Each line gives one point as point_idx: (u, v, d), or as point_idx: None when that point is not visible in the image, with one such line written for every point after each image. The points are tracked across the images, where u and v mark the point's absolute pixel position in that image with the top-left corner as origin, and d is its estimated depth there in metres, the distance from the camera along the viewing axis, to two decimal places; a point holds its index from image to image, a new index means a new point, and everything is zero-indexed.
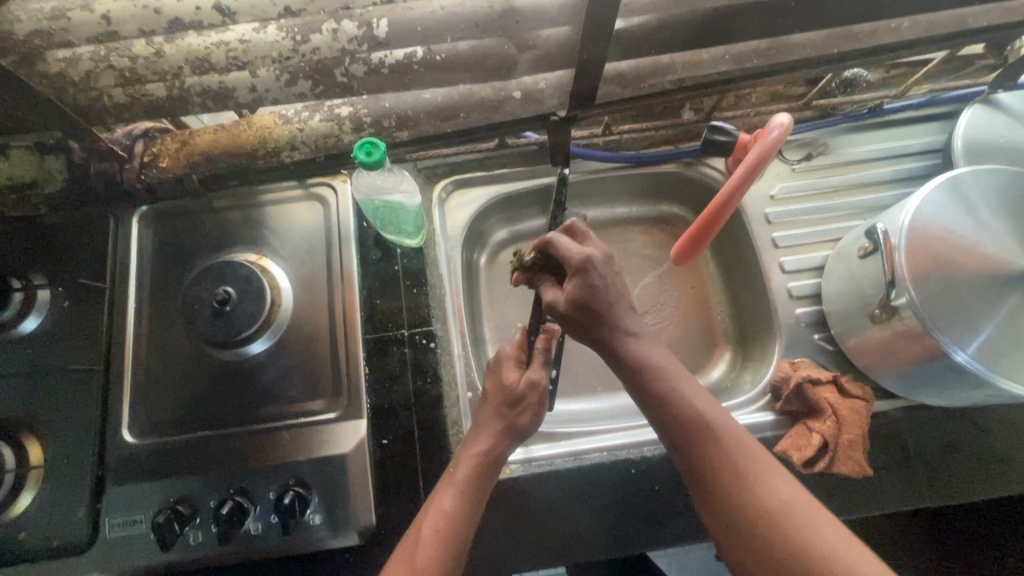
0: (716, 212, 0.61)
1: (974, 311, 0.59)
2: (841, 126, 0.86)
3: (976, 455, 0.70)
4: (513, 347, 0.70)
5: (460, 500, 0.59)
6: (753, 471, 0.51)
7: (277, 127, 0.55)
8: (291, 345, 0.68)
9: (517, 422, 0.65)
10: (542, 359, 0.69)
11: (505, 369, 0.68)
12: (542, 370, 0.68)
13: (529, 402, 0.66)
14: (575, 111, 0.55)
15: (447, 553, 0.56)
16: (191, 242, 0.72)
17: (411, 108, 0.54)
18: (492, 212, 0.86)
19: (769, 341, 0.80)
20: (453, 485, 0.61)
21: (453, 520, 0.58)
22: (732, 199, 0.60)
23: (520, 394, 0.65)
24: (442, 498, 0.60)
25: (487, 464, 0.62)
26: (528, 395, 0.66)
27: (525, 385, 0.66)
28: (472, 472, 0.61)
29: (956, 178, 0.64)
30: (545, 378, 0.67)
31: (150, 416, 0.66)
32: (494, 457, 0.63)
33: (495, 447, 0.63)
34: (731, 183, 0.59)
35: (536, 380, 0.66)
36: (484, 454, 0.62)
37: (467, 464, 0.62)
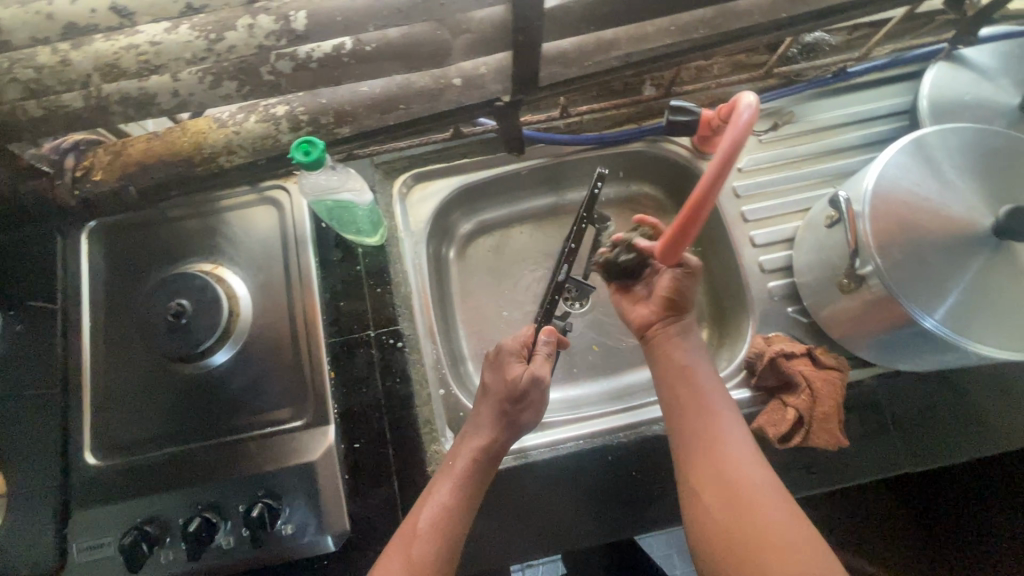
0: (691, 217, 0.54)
1: (941, 274, 0.58)
2: (806, 93, 0.84)
3: (952, 418, 0.70)
4: (515, 341, 0.68)
5: (457, 492, 0.59)
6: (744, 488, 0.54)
7: (212, 131, 0.53)
8: (254, 354, 0.67)
9: (518, 419, 0.64)
10: (545, 354, 0.66)
11: (507, 364, 0.66)
12: (546, 366, 0.65)
13: (532, 398, 0.64)
14: (519, 95, 0.54)
15: (442, 548, 0.56)
16: (143, 255, 0.70)
17: (349, 102, 0.52)
18: (456, 204, 0.84)
19: (744, 317, 0.79)
20: (451, 478, 0.60)
21: (451, 514, 0.58)
22: (708, 198, 0.52)
23: (522, 390, 0.64)
24: (439, 490, 0.59)
25: (490, 456, 0.62)
26: (529, 391, 0.64)
27: (527, 382, 0.64)
28: (472, 463, 0.61)
29: (920, 139, 0.63)
30: (549, 375, 0.64)
31: (116, 436, 0.64)
32: (494, 452, 0.62)
33: (495, 440, 0.62)
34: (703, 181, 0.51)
35: (540, 377, 0.64)
36: (485, 446, 0.62)
37: (466, 456, 0.61)
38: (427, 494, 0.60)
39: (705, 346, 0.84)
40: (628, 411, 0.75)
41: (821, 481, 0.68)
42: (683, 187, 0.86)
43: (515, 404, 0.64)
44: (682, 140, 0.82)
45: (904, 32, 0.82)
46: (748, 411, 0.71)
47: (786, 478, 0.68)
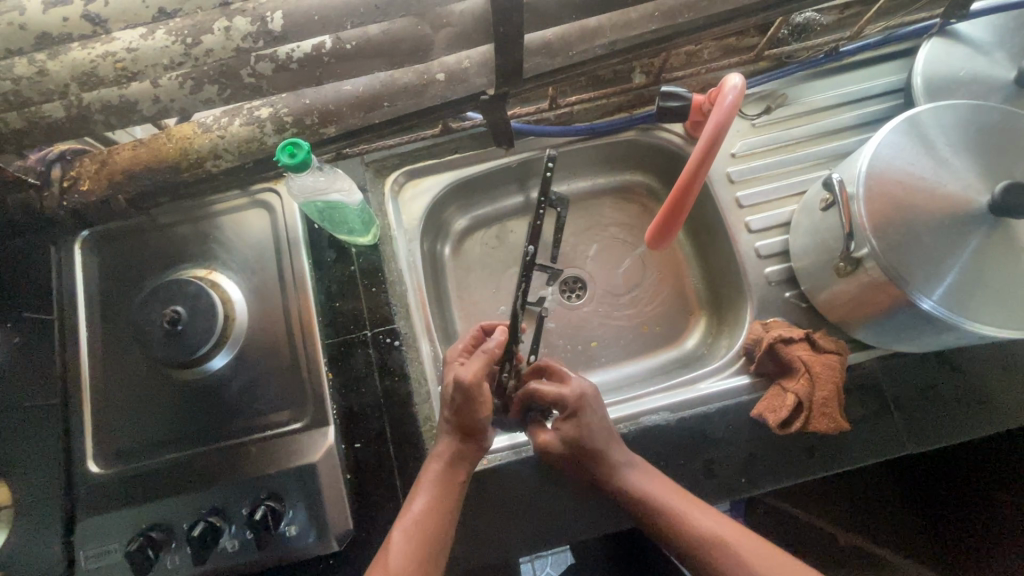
0: (682, 192, 0.59)
1: (938, 254, 0.57)
2: (799, 75, 0.83)
3: (955, 397, 0.69)
4: (460, 348, 0.68)
5: (428, 508, 0.59)
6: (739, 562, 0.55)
7: (197, 136, 0.53)
8: (252, 358, 0.67)
9: (464, 422, 0.62)
10: (478, 355, 0.64)
11: (449, 369, 0.66)
12: (472, 364, 0.62)
13: (465, 399, 0.60)
14: (504, 88, 0.53)
15: (421, 553, 0.56)
16: (138, 262, 0.70)
17: (333, 102, 0.51)
18: (449, 200, 0.84)
19: (742, 304, 0.78)
20: (426, 486, 0.61)
21: (421, 531, 0.57)
22: (697, 179, 0.58)
23: (453, 396, 0.62)
24: (414, 504, 0.60)
25: (462, 460, 0.62)
26: (459, 400, 0.61)
27: (453, 386, 0.61)
28: (445, 471, 0.61)
29: (914, 117, 0.62)
30: (468, 372, 0.60)
31: (117, 443, 0.65)
32: (462, 457, 0.62)
33: (465, 445, 0.63)
34: (693, 158, 0.57)
35: (464, 378, 0.60)
36: (448, 454, 0.62)
37: (438, 469, 0.62)
38: (404, 509, 0.60)
39: (704, 334, 0.84)
40: (627, 401, 0.74)
41: (823, 466, 0.68)
42: (676, 175, 0.85)
43: (457, 412, 0.62)
44: (674, 127, 0.81)
45: (896, 9, 0.81)
46: (747, 398, 0.71)
47: (787, 463, 0.68)
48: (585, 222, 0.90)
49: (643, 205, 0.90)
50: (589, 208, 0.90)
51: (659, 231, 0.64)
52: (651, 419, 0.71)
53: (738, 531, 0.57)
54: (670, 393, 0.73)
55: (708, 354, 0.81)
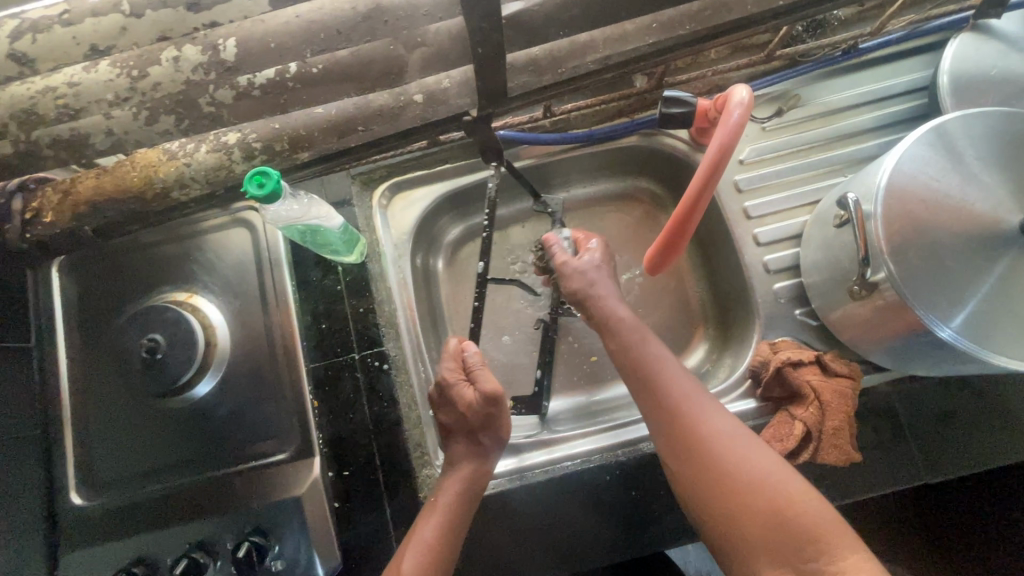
0: (687, 209, 0.54)
1: (960, 280, 0.53)
2: (815, 73, 0.77)
3: (975, 423, 0.66)
4: (452, 370, 0.69)
5: (442, 530, 0.59)
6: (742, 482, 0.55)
7: (162, 164, 0.49)
8: (236, 385, 0.65)
9: (495, 435, 0.67)
10: (480, 365, 0.69)
11: (458, 390, 0.67)
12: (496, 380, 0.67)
13: (495, 414, 0.67)
14: (489, 108, 0.49)
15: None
16: (118, 286, 0.67)
17: (304, 126, 0.48)
18: (440, 211, 0.80)
19: (748, 321, 0.74)
20: (436, 515, 0.60)
21: (433, 552, 0.58)
22: (700, 202, 0.53)
23: (484, 413, 0.66)
24: (424, 530, 0.59)
25: (475, 483, 0.63)
26: (484, 410, 0.66)
27: (485, 402, 0.66)
28: (455, 500, 0.61)
29: (941, 126, 0.56)
30: (501, 386, 0.67)
31: (101, 475, 0.63)
32: (474, 478, 0.63)
33: (482, 461, 0.65)
34: (697, 178, 0.52)
35: (493, 393, 0.66)
36: (467, 472, 0.63)
37: (452, 491, 0.61)
38: (412, 540, 0.59)
39: (708, 350, 0.80)
40: (626, 426, 0.71)
41: (832, 495, 0.65)
42: (680, 182, 0.81)
43: (482, 429, 0.67)
44: (679, 132, 0.76)
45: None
46: (754, 423, 0.68)
47: None
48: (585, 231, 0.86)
49: (647, 212, 0.86)
50: (589, 217, 0.86)
51: (663, 250, 0.59)
52: (649, 445, 0.69)
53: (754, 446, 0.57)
54: None
55: (711, 373, 0.78)
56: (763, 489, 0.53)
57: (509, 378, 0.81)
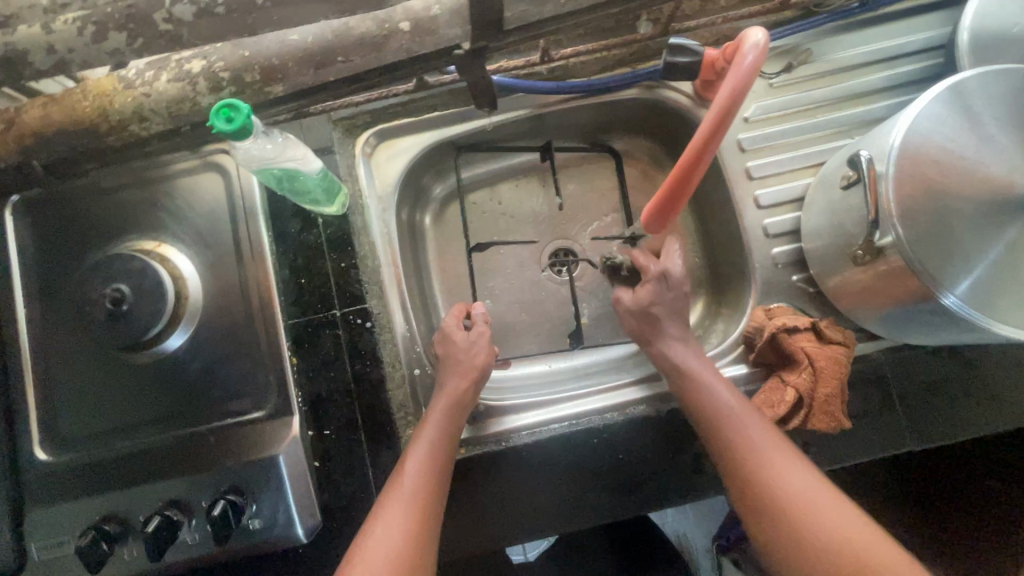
0: (688, 165, 0.49)
1: (968, 244, 0.51)
2: (827, 26, 0.73)
3: (965, 393, 0.65)
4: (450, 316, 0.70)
5: (435, 445, 0.59)
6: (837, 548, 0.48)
7: (117, 93, 0.45)
8: (210, 339, 0.61)
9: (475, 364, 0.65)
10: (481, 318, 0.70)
11: (450, 332, 0.68)
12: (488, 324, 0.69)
13: (478, 346, 0.66)
14: (483, 43, 0.44)
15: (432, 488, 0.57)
16: (78, 232, 0.62)
17: (276, 55, 0.44)
18: (428, 163, 0.76)
19: (743, 287, 0.73)
20: (421, 449, 0.59)
21: (432, 463, 0.58)
22: (708, 149, 0.48)
23: (469, 344, 0.66)
24: (407, 464, 0.58)
25: (461, 404, 0.63)
26: (478, 346, 0.66)
27: (472, 338, 0.67)
28: (441, 434, 0.60)
29: (959, 84, 0.53)
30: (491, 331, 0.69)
31: (67, 430, 0.60)
32: (462, 401, 0.63)
33: (462, 385, 0.63)
34: (705, 125, 0.47)
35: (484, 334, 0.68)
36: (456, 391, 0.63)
37: (438, 421, 0.61)
38: (396, 476, 0.57)
39: (700, 316, 0.79)
40: (615, 389, 0.70)
41: (819, 461, 0.65)
42: (681, 140, 0.77)
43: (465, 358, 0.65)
44: (681, 86, 0.72)
45: None
46: (745, 389, 0.67)
47: None
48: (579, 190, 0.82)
49: (644, 171, 0.82)
50: (585, 175, 0.83)
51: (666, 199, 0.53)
52: (636, 410, 0.68)
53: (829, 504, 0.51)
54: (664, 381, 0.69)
55: (703, 339, 0.77)
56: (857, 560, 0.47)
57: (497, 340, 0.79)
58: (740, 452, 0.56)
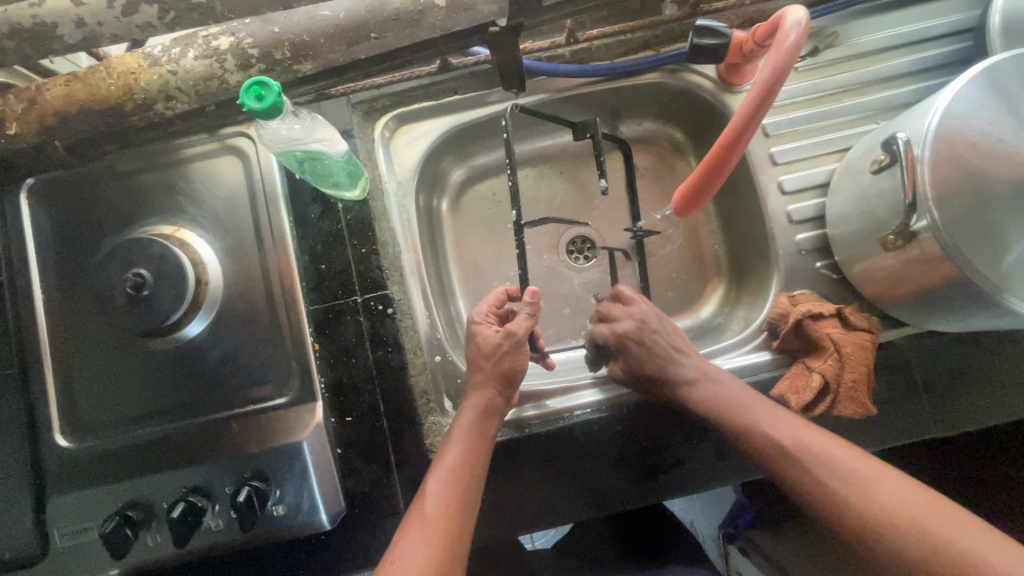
0: (723, 152, 0.47)
1: (1006, 228, 0.50)
2: (853, 9, 0.72)
3: (989, 380, 0.65)
4: (487, 305, 0.67)
5: (466, 453, 0.57)
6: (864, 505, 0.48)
7: (143, 71, 0.43)
8: (231, 326, 0.61)
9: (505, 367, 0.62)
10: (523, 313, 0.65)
11: (481, 330, 0.64)
12: (526, 323, 0.64)
13: (509, 349, 0.62)
14: (519, 20, 0.43)
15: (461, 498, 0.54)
16: (95, 216, 0.61)
17: (307, 31, 0.42)
18: (446, 148, 0.75)
19: (765, 274, 0.72)
20: (444, 471, 0.56)
21: (461, 475, 0.55)
22: (745, 133, 0.46)
23: (496, 347, 0.63)
24: (429, 485, 0.55)
25: (490, 415, 0.60)
26: (507, 347, 0.62)
27: (505, 339, 0.62)
28: (464, 453, 0.57)
29: (995, 66, 0.53)
30: (526, 330, 0.63)
31: (87, 417, 0.60)
32: (490, 408, 0.61)
33: (486, 397, 0.61)
34: (742, 110, 0.45)
35: (519, 333, 0.63)
36: (482, 404, 0.60)
37: (462, 437, 0.58)
38: (418, 500, 0.55)
39: (720, 304, 0.79)
40: None
41: (842, 448, 0.65)
42: (703, 125, 0.76)
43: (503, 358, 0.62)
44: (705, 70, 0.71)
45: None
46: (768, 376, 0.67)
47: None
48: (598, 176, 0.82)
49: (665, 158, 0.81)
50: (604, 162, 0.82)
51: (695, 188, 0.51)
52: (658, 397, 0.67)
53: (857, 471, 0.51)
54: None
55: (722, 326, 0.76)
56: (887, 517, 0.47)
57: None
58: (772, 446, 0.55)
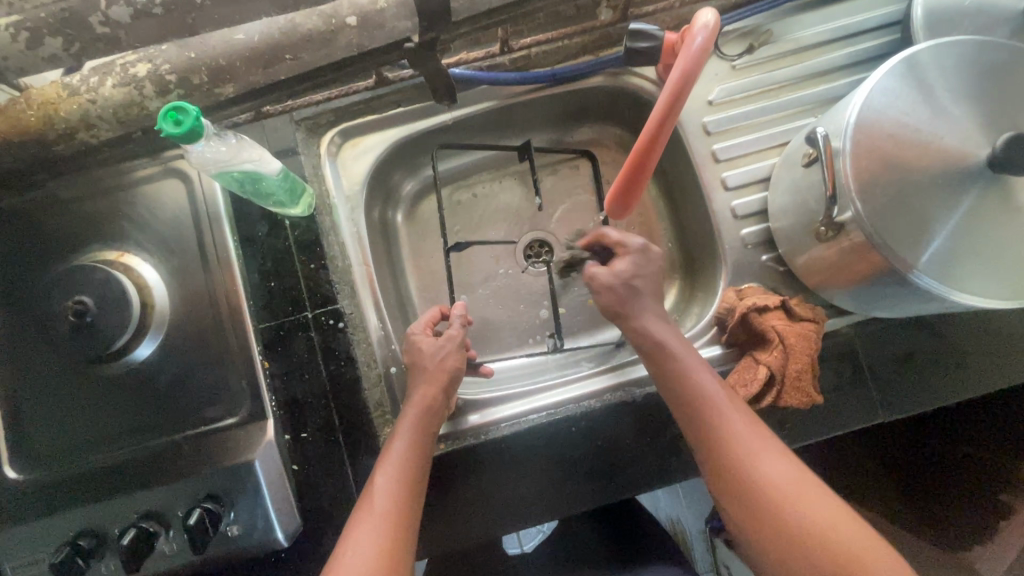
0: (645, 149, 0.49)
1: (925, 216, 0.51)
2: (786, 6, 0.73)
3: (934, 364, 0.66)
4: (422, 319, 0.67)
5: (414, 445, 0.58)
6: (776, 504, 0.48)
7: (63, 100, 0.44)
8: (179, 347, 0.61)
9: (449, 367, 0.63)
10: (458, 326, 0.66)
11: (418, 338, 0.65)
12: (460, 329, 0.66)
13: (450, 352, 0.64)
14: (432, 36, 0.44)
15: (408, 493, 0.55)
16: (39, 246, 0.61)
17: (223, 56, 0.43)
18: (396, 160, 0.76)
19: (715, 269, 0.73)
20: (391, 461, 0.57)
21: (406, 465, 0.56)
22: (666, 125, 0.48)
23: (439, 350, 0.63)
24: (377, 481, 0.55)
25: (435, 410, 0.61)
26: (450, 348, 0.64)
27: (445, 339, 0.64)
28: (410, 444, 0.58)
29: (912, 57, 0.54)
30: (463, 335, 0.65)
31: (38, 446, 0.60)
32: (436, 405, 0.61)
33: (432, 394, 0.61)
34: (658, 108, 0.47)
35: (458, 339, 0.65)
36: (428, 398, 0.61)
37: (409, 430, 0.58)
38: (366, 496, 0.55)
39: (675, 301, 0.80)
40: (593, 376, 0.70)
41: (794, 438, 0.66)
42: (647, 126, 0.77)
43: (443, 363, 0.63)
44: (645, 71, 0.72)
45: None
46: (718, 370, 0.68)
47: None
48: (550, 181, 0.83)
49: (615, 160, 0.83)
50: (555, 165, 0.83)
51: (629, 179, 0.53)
52: (614, 396, 0.68)
53: (789, 474, 0.49)
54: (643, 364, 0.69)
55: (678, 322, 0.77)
56: (799, 523, 0.47)
57: (474, 334, 0.79)
58: (710, 418, 0.53)
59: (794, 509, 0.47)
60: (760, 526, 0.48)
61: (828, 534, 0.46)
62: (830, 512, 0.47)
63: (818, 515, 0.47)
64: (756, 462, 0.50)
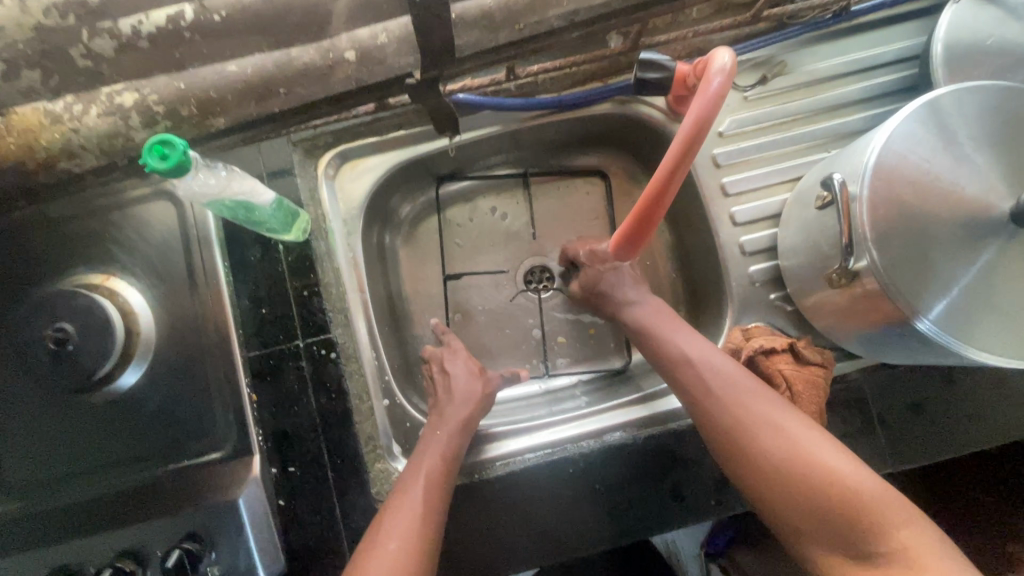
0: (655, 194, 0.48)
1: (942, 268, 0.49)
2: (801, 37, 0.71)
3: (944, 412, 0.64)
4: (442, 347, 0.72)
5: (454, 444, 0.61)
6: (779, 454, 0.50)
7: (45, 129, 0.41)
8: (164, 377, 0.58)
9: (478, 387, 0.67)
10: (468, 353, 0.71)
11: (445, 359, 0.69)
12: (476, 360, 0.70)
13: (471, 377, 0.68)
14: (434, 71, 0.42)
15: (444, 488, 0.58)
16: (22, 267, 0.59)
17: (214, 87, 0.41)
18: (396, 182, 0.74)
19: (720, 305, 0.71)
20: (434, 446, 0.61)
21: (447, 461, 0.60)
22: (678, 172, 0.46)
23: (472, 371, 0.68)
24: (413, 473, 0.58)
25: (470, 424, 0.64)
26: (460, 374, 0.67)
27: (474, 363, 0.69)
28: (452, 441, 0.61)
29: (934, 101, 0.52)
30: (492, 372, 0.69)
31: (16, 476, 0.57)
32: (471, 422, 0.64)
33: (470, 410, 0.65)
34: (666, 162, 0.46)
35: (475, 369, 0.69)
36: (466, 410, 0.64)
37: (450, 431, 0.62)
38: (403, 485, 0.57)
39: None
40: (591, 415, 0.68)
41: None
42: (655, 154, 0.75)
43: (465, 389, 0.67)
44: (654, 100, 0.70)
45: None
46: None
47: None
48: (553, 206, 0.80)
49: (620, 187, 0.81)
50: (559, 190, 0.81)
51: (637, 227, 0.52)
52: (613, 437, 0.66)
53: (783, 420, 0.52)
54: (644, 406, 0.67)
55: None
56: (798, 466, 0.49)
57: None
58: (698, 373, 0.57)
59: (786, 451, 0.50)
60: (761, 473, 0.51)
61: (813, 466, 0.48)
62: (831, 454, 0.49)
63: (818, 455, 0.49)
64: (753, 413, 0.53)
